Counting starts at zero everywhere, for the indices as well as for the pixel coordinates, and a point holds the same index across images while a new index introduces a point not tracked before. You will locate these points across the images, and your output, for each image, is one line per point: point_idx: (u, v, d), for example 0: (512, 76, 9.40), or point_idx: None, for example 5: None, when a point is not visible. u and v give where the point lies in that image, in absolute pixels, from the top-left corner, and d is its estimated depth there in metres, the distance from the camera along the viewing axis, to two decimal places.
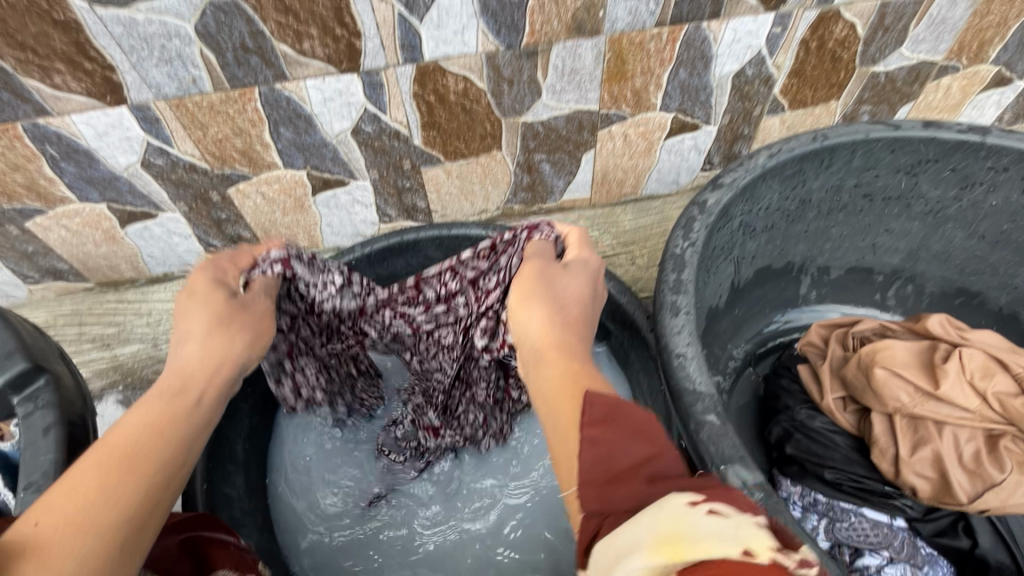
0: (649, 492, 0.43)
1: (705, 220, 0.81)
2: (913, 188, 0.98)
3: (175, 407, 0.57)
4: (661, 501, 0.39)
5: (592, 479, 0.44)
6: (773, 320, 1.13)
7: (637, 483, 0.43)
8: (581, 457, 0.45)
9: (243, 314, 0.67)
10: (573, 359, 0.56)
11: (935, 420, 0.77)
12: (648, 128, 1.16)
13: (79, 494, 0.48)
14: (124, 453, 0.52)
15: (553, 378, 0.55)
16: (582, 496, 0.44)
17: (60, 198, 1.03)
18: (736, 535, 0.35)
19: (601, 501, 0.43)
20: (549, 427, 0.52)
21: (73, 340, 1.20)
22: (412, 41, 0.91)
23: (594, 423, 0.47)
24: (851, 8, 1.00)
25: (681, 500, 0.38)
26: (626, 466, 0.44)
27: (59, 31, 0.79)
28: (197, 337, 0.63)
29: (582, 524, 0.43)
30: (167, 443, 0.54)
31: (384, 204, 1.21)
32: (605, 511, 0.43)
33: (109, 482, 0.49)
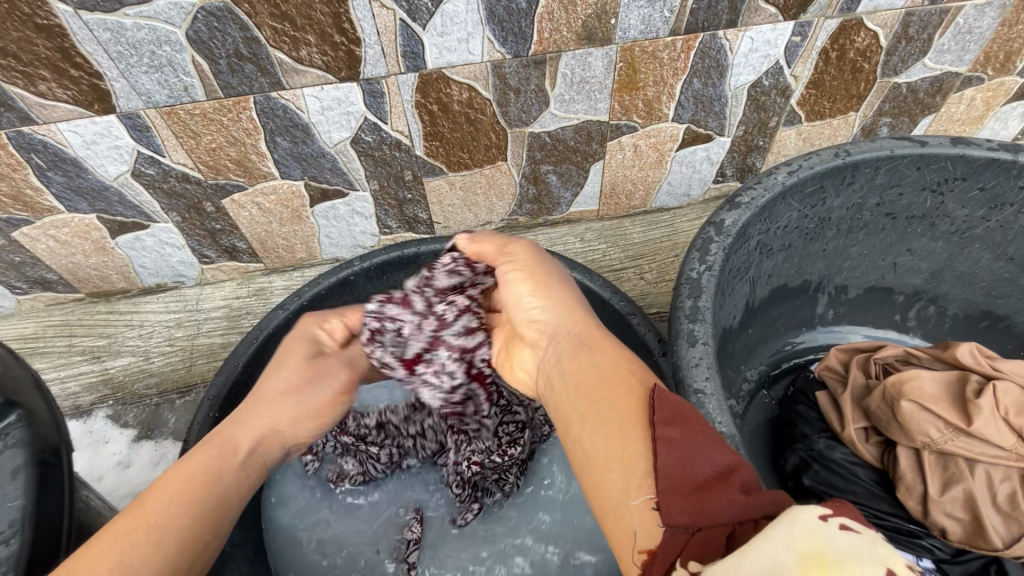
0: (744, 504, 0.40)
1: (722, 242, 0.76)
2: (938, 207, 0.94)
3: (215, 478, 0.61)
4: (788, 513, 0.35)
5: (675, 487, 0.41)
6: (787, 341, 1.08)
7: (731, 493, 0.40)
8: (660, 459, 0.43)
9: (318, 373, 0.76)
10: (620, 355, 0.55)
11: (967, 457, 0.73)
12: (659, 140, 1.11)
13: (99, 567, 0.49)
14: (154, 524, 0.53)
15: (605, 371, 0.53)
16: (665, 506, 0.41)
17: (48, 208, 0.99)
18: (874, 554, 0.31)
19: (691, 513, 0.40)
20: (602, 425, 0.48)
21: (62, 353, 1.16)
22: (414, 49, 0.87)
23: (665, 423, 0.44)
24: (874, 17, 0.95)
25: (810, 512, 0.34)
26: (706, 476, 0.42)
27: (43, 36, 0.75)
28: (271, 404, 0.71)
29: (667, 537, 0.40)
30: (193, 522, 0.56)
31: (385, 216, 1.17)
32: (696, 524, 0.39)
33: (129, 557, 0.51)
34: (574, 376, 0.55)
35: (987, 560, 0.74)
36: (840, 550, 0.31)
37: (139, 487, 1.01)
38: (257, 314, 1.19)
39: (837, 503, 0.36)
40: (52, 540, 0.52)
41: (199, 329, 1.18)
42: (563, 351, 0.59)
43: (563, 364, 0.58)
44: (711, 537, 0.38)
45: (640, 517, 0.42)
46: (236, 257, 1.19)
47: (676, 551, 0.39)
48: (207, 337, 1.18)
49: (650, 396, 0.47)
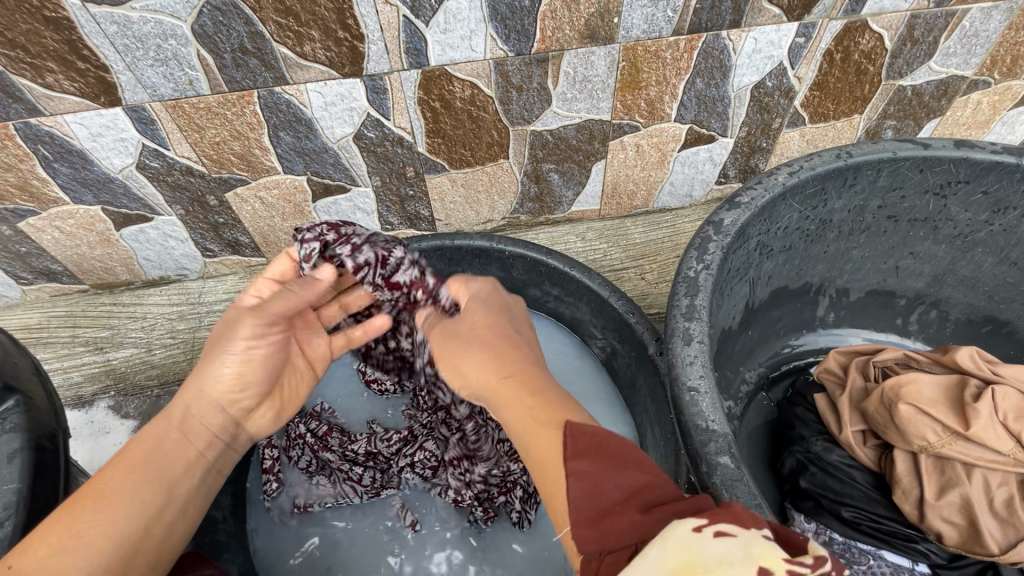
0: (645, 522, 0.41)
1: (721, 241, 0.76)
2: (942, 210, 0.93)
3: (151, 446, 0.60)
4: (668, 528, 0.37)
5: (584, 517, 0.43)
6: (788, 343, 1.07)
7: (631, 514, 0.42)
8: (570, 492, 0.44)
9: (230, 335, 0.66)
10: (534, 394, 0.57)
11: (964, 462, 0.72)
12: (661, 140, 1.11)
13: (51, 537, 0.49)
14: (99, 494, 0.53)
15: (518, 419, 0.56)
16: (575, 537, 0.43)
17: (54, 200, 1.00)
18: (746, 555, 0.33)
19: (599, 539, 0.41)
20: (531, 467, 0.52)
21: (66, 343, 1.17)
22: (417, 46, 0.87)
23: (576, 456, 0.46)
24: (878, 20, 0.95)
25: (686, 526, 0.36)
26: (616, 498, 0.43)
27: (51, 29, 0.76)
28: (197, 366, 0.65)
29: (583, 564, 0.42)
30: (142, 485, 0.56)
31: (387, 212, 1.17)
32: (605, 548, 0.41)
33: (78, 525, 0.51)
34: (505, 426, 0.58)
35: (984, 566, 0.73)
36: (715, 557, 0.34)
37: None
38: None
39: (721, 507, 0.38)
40: None
41: (201, 322, 1.19)
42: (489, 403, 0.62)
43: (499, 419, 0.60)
44: (618, 559, 0.40)
45: (565, 544, 0.45)
46: (239, 251, 1.20)
47: (591, 575, 0.41)
48: (209, 330, 1.18)
49: (566, 433, 0.49)
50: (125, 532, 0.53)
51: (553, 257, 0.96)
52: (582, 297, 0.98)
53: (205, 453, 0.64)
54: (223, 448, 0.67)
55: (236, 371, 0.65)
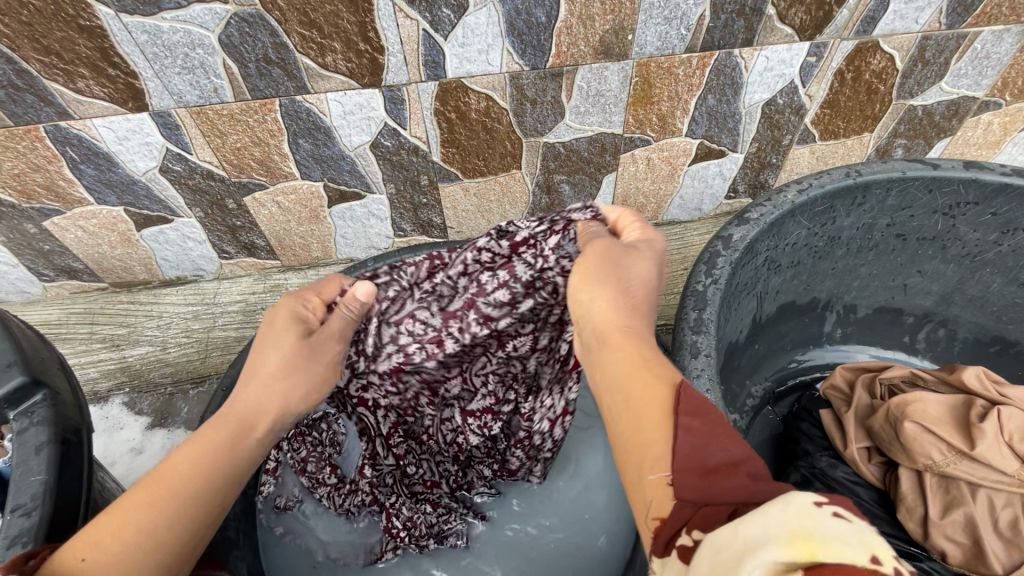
0: (756, 488, 0.39)
1: (730, 256, 0.78)
2: (950, 229, 0.94)
3: (219, 439, 0.58)
4: (783, 496, 0.32)
5: (689, 468, 0.40)
6: (794, 358, 1.08)
7: (739, 477, 0.39)
8: (678, 444, 0.42)
9: (316, 348, 0.66)
10: (641, 346, 0.52)
11: (969, 481, 0.73)
12: (672, 154, 1.13)
13: (120, 535, 0.49)
14: (173, 492, 0.53)
15: (621, 367, 0.51)
16: (676, 482, 0.40)
17: (78, 200, 1.03)
18: (863, 542, 0.28)
19: (700, 490, 0.39)
20: (621, 411, 0.48)
21: (83, 340, 1.20)
22: (435, 59, 0.90)
23: (688, 415, 0.44)
24: (890, 40, 0.96)
25: (804, 497, 0.31)
26: (723, 460, 0.40)
27: (85, 36, 0.79)
28: (266, 366, 0.63)
29: (674, 511, 0.39)
30: (212, 488, 0.55)
31: (399, 219, 1.20)
32: (704, 500, 0.38)
33: (153, 523, 0.51)
34: (594, 369, 0.54)
35: None
36: (829, 538, 0.28)
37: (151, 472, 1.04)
38: None
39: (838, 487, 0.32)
40: (70, 515, 0.54)
41: (215, 322, 1.22)
42: (587, 342, 0.57)
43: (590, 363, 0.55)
44: (716, 512, 0.37)
45: (653, 492, 0.41)
46: (254, 254, 1.22)
47: (682, 522, 0.38)
48: (223, 331, 1.21)
49: (677, 390, 0.46)
50: (186, 528, 0.52)
51: None
52: None
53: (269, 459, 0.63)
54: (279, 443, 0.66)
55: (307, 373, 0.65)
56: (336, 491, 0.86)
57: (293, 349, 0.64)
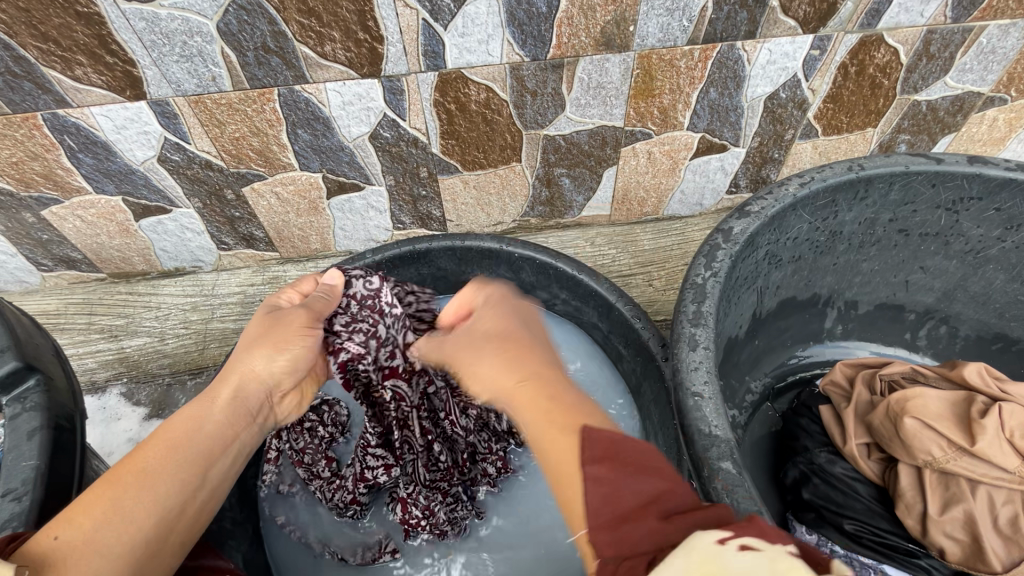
0: (664, 529, 0.41)
1: (730, 249, 0.77)
2: (953, 225, 0.93)
3: (196, 428, 0.61)
4: (685, 541, 0.37)
5: (602, 522, 0.43)
6: (795, 354, 1.07)
7: (649, 520, 0.42)
8: (589, 497, 0.45)
9: (279, 325, 0.68)
10: (543, 392, 0.58)
11: (969, 478, 0.72)
12: (673, 147, 1.12)
13: (96, 511, 0.51)
14: (142, 471, 0.55)
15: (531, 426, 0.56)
16: (595, 542, 0.43)
17: (77, 189, 1.03)
18: (767, 569, 0.33)
19: (615, 544, 0.42)
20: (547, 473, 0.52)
21: (82, 330, 1.20)
22: (435, 49, 0.89)
23: (596, 463, 0.47)
24: (894, 34, 0.95)
25: (708, 538, 0.37)
26: (634, 505, 0.43)
27: (83, 24, 0.79)
28: (242, 362, 0.67)
29: (600, 568, 0.41)
30: (182, 463, 0.58)
31: (399, 211, 1.19)
32: (622, 555, 0.41)
33: (123, 500, 0.52)
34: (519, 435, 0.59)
35: None
36: (731, 568, 0.34)
37: None
38: None
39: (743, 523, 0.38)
40: (61, 501, 0.54)
41: (213, 314, 1.21)
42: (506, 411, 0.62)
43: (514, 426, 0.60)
44: (635, 564, 0.39)
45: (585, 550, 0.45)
46: (253, 245, 1.22)
47: None
48: (221, 322, 1.20)
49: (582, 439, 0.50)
50: (164, 508, 0.54)
51: (562, 260, 0.97)
52: (589, 301, 0.99)
53: (244, 437, 0.65)
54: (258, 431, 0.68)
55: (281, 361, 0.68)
56: (327, 485, 0.87)
57: (258, 335, 0.68)
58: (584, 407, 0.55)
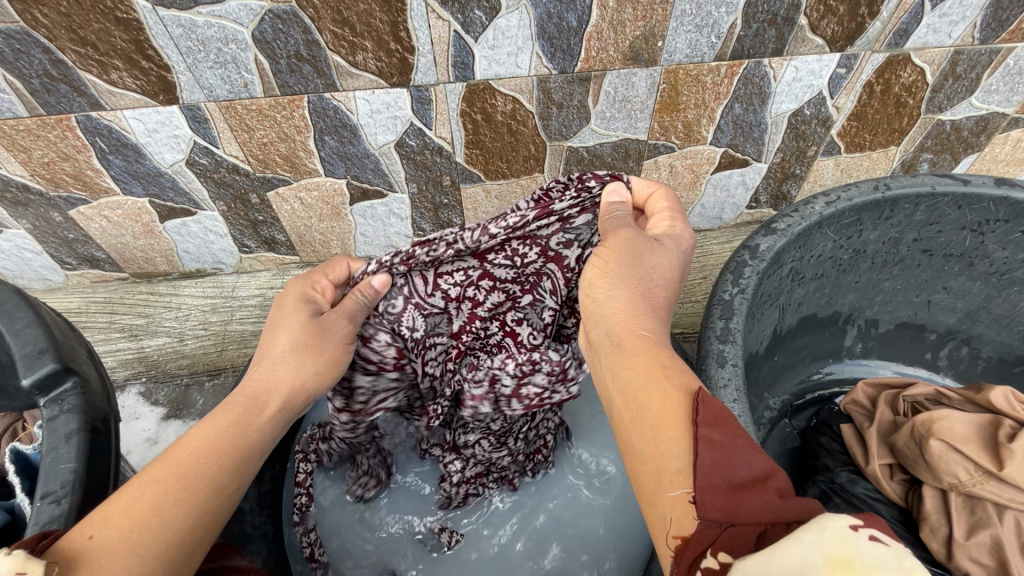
0: (784, 506, 0.39)
1: (756, 267, 0.77)
2: (978, 247, 0.93)
3: (241, 426, 0.59)
4: (817, 517, 0.34)
5: (712, 485, 0.41)
6: (813, 371, 1.07)
7: (767, 495, 0.40)
8: (699, 457, 0.42)
9: (327, 337, 0.65)
10: (658, 353, 0.54)
11: (995, 502, 0.72)
12: (696, 161, 1.12)
13: (136, 512, 0.49)
14: (182, 477, 0.52)
15: (638, 373, 0.52)
16: (700, 501, 0.41)
17: (105, 189, 1.04)
18: (902, 568, 0.30)
19: (726, 510, 0.39)
20: (642, 421, 0.49)
21: (102, 328, 1.21)
22: (464, 60, 0.90)
23: (708, 425, 0.44)
24: (921, 54, 0.95)
25: (841, 520, 0.33)
26: (747, 477, 0.41)
27: (121, 29, 0.80)
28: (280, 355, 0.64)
29: (700, 531, 0.39)
30: (220, 475, 0.55)
31: (420, 218, 1.20)
32: (730, 520, 0.39)
33: (163, 505, 0.50)
34: (612, 377, 0.54)
35: None
36: (870, 560, 0.30)
37: None
38: None
39: (871, 515, 0.34)
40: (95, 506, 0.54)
41: (233, 315, 1.22)
42: (609, 342, 0.57)
43: (604, 374, 0.56)
44: (743, 534, 0.38)
45: (673, 511, 0.42)
46: (274, 249, 1.23)
47: (706, 543, 0.38)
48: (240, 324, 1.21)
49: (695, 400, 0.47)
50: (201, 514, 0.52)
51: None
52: None
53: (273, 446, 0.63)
54: None
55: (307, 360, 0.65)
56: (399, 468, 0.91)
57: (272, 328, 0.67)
58: (689, 368, 0.52)
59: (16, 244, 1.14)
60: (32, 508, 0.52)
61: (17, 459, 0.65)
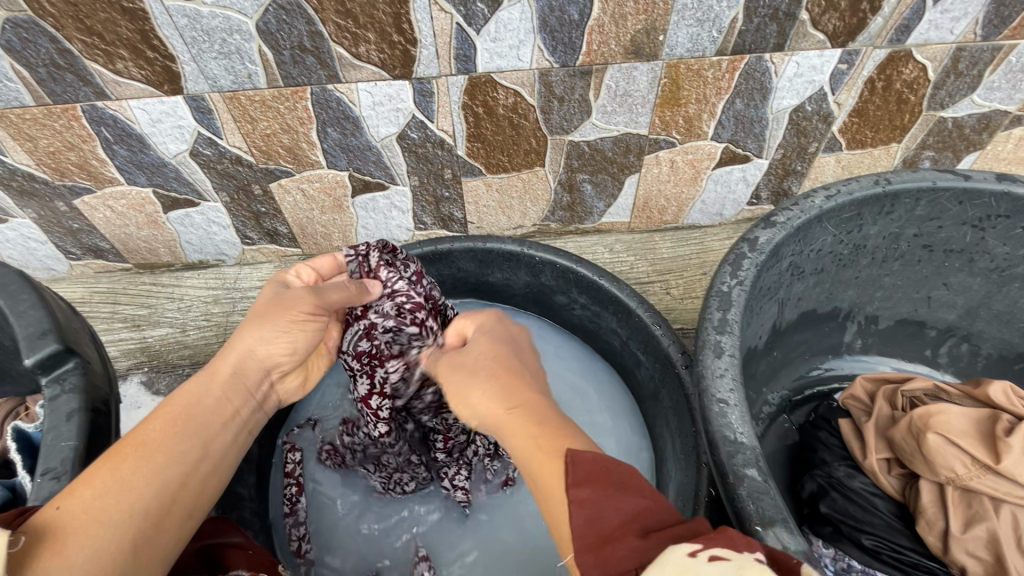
0: (646, 546, 0.42)
1: (755, 258, 0.77)
2: (978, 242, 0.93)
3: (192, 402, 0.60)
4: (660, 555, 0.39)
5: (586, 543, 0.44)
6: (812, 367, 1.07)
7: (631, 539, 0.43)
8: (573, 519, 0.45)
9: (276, 305, 0.67)
10: (531, 420, 0.55)
11: (992, 496, 0.72)
12: (697, 157, 1.13)
13: (97, 483, 0.50)
14: (141, 444, 0.54)
15: (517, 449, 0.55)
16: (579, 562, 0.44)
17: (109, 179, 1.05)
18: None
19: (601, 566, 0.42)
20: (534, 494, 0.52)
21: (106, 318, 1.22)
22: (466, 52, 0.90)
23: (579, 484, 0.47)
24: (923, 50, 0.95)
25: (681, 550, 0.39)
26: (617, 524, 0.44)
27: (127, 19, 0.81)
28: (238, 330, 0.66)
29: None
30: (180, 438, 0.56)
31: (421, 212, 1.20)
32: (607, 574, 0.42)
33: (122, 470, 0.51)
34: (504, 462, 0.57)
35: None
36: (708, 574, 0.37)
37: None
38: None
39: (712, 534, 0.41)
40: None
41: (235, 307, 1.23)
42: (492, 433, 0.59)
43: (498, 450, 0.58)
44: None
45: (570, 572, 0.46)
46: (276, 241, 1.24)
47: None
48: (242, 316, 1.22)
49: (565, 464, 0.49)
50: (166, 480, 0.53)
51: (584, 265, 0.97)
52: (609, 306, 0.99)
53: (243, 412, 0.64)
54: (261, 406, 0.68)
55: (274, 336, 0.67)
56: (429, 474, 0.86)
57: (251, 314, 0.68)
58: (563, 427, 0.54)
59: (21, 233, 1.15)
60: (32, 484, 0.52)
61: (20, 438, 0.66)
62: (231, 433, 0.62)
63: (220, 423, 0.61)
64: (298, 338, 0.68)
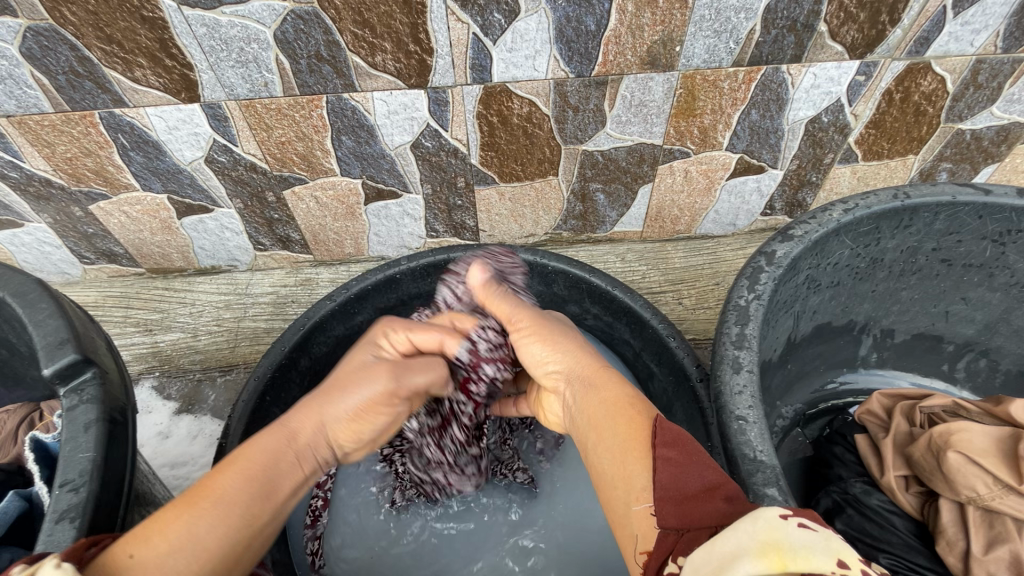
0: (730, 511, 0.44)
1: (772, 272, 0.76)
2: (998, 257, 0.91)
3: (276, 461, 0.56)
4: (754, 510, 0.40)
5: (668, 496, 0.46)
6: (826, 380, 1.06)
7: (717, 502, 0.45)
8: (658, 473, 0.47)
9: (370, 367, 0.64)
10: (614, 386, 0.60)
11: (1015, 518, 0.70)
12: (711, 167, 1.12)
13: (169, 536, 0.47)
14: (218, 500, 0.51)
15: (596, 405, 0.59)
16: (659, 512, 0.46)
17: (125, 185, 1.06)
18: (827, 547, 0.35)
19: (681, 517, 0.44)
20: (606, 447, 0.54)
21: (118, 322, 1.22)
22: (482, 62, 0.90)
23: (666, 445, 0.49)
24: (942, 62, 0.94)
25: (773, 511, 0.39)
26: (700, 487, 0.46)
27: (146, 27, 0.82)
28: (363, 377, 0.63)
29: (660, 538, 0.44)
30: (257, 502, 0.52)
31: (433, 219, 1.20)
32: (685, 526, 0.44)
33: (196, 530, 0.48)
34: (576, 409, 0.62)
35: None
36: (797, 544, 0.36)
37: (180, 457, 1.06)
38: (302, 304, 1.23)
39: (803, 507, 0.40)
40: (112, 497, 0.55)
41: (246, 312, 1.23)
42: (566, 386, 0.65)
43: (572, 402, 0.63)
44: (697, 537, 0.43)
45: (637, 524, 0.47)
46: (288, 247, 1.24)
47: (667, 549, 0.44)
48: (253, 321, 1.22)
49: (655, 424, 0.52)
50: (229, 548, 0.50)
51: (596, 276, 0.97)
52: (622, 317, 0.98)
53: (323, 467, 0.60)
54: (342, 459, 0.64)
55: (363, 390, 0.62)
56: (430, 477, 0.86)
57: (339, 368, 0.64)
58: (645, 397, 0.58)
59: (37, 237, 1.16)
60: (50, 496, 0.52)
61: (37, 447, 0.66)
62: (298, 498, 0.58)
63: (295, 482, 0.57)
64: (396, 390, 0.63)
